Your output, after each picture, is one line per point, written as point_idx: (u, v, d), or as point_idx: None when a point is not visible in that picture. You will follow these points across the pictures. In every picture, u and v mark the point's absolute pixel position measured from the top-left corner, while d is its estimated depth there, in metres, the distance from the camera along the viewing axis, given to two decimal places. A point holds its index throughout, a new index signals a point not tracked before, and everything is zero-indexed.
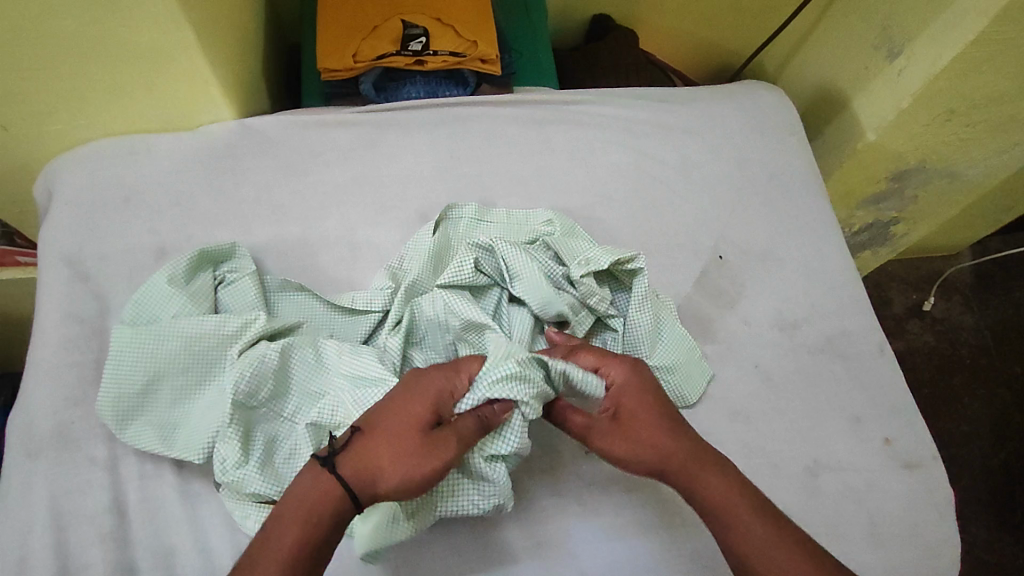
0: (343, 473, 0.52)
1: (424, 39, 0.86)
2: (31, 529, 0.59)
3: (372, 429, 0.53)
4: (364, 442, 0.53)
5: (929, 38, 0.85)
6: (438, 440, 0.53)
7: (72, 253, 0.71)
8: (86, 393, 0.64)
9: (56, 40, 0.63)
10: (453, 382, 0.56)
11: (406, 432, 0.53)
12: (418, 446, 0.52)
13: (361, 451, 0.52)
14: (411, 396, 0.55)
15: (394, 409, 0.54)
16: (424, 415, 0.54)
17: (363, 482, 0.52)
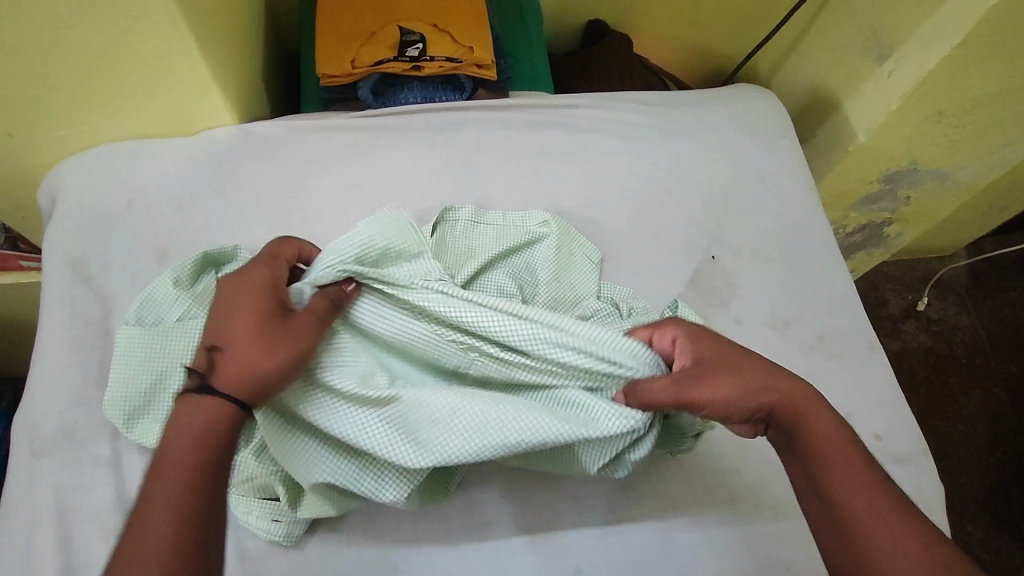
0: (221, 388, 0.49)
1: (421, 45, 0.88)
2: (37, 525, 0.60)
3: (225, 336, 0.51)
4: (221, 351, 0.50)
5: (917, 41, 0.87)
6: (294, 325, 0.53)
7: (77, 257, 0.72)
8: (91, 393, 0.66)
9: (62, 48, 0.65)
10: (270, 273, 0.56)
11: (259, 323, 0.51)
12: (279, 334, 0.51)
13: (223, 358, 0.50)
14: (240, 295, 0.53)
15: (237, 308, 0.52)
16: (270, 306, 0.53)
17: (238, 387, 0.50)
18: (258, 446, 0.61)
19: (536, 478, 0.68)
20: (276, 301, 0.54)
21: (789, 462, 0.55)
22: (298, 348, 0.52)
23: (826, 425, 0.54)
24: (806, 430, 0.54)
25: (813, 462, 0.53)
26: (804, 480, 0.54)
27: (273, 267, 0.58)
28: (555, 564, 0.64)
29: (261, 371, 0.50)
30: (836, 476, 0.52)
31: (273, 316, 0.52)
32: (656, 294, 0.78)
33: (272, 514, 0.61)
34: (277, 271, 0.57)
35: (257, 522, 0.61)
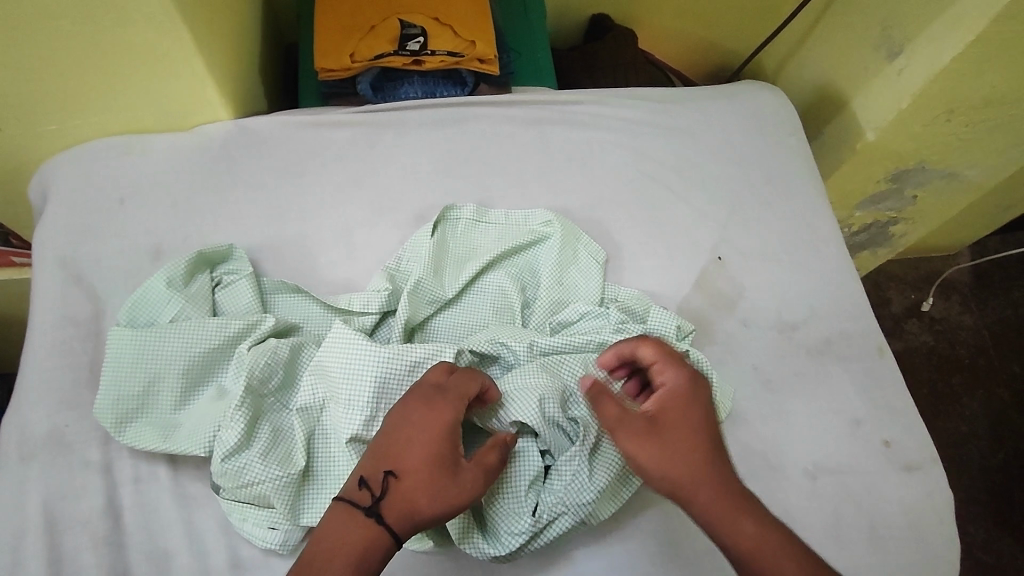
0: (387, 522, 0.52)
1: (422, 39, 0.86)
2: (25, 532, 0.59)
3: (402, 464, 0.54)
4: (395, 485, 0.53)
5: (928, 39, 0.85)
6: (463, 470, 0.54)
7: (67, 255, 0.71)
8: (80, 396, 0.65)
9: (52, 41, 0.63)
10: (461, 396, 0.56)
11: (436, 462, 0.53)
12: (446, 479, 0.53)
13: (395, 493, 0.53)
14: (418, 424, 0.55)
15: (417, 440, 0.54)
16: (445, 440, 0.54)
17: (405, 521, 0.52)
18: (260, 445, 0.60)
19: None
20: (454, 432, 0.55)
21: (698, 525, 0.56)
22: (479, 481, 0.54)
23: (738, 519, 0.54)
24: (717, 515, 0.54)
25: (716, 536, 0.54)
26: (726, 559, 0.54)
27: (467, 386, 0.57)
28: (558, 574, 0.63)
29: (423, 512, 0.52)
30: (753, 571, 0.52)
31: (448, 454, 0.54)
32: (661, 295, 0.76)
33: (270, 521, 0.60)
34: (466, 388, 0.57)
35: (254, 531, 0.60)
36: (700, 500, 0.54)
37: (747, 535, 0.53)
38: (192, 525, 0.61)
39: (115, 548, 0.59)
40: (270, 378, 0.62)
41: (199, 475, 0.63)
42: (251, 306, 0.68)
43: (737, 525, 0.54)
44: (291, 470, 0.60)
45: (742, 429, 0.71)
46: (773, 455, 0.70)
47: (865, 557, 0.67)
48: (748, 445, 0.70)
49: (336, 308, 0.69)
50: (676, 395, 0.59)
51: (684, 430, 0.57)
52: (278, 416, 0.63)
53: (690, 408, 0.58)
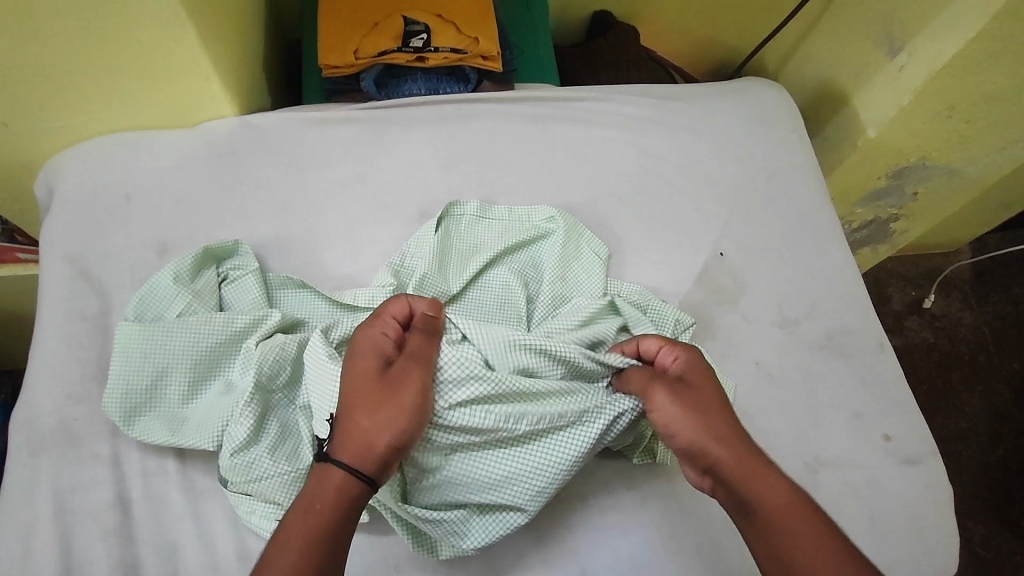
0: (347, 458, 0.53)
1: (425, 36, 0.86)
2: (35, 525, 0.59)
3: (347, 399, 0.55)
4: (344, 423, 0.55)
5: (929, 36, 0.85)
6: (400, 376, 0.56)
7: (74, 251, 0.71)
8: (88, 390, 0.65)
9: (60, 38, 0.63)
10: (387, 319, 0.60)
11: (372, 380, 0.56)
12: (387, 391, 0.55)
13: (349, 430, 0.54)
14: (354, 358, 0.57)
15: (351, 372, 0.57)
16: (376, 358, 0.57)
17: (362, 448, 0.53)
18: (268, 441, 0.61)
19: None
20: (388, 350, 0.58)
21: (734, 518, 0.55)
22: (419, 385, 0.56)
23: (774, 486, 0.53)
24: (750, 487, 0.54)
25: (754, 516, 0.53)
26: (748, 528, 0.53)
27: (390, 311, 0.61)
28: (562, 566, 0.64)
29: (376, 433, 0.54)
30: (774, 531, 0.52)
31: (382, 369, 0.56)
32: (663, 290, 0.77)
33: (278, 514, 0.60)
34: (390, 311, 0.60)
35: (261, 524, 0.60)
36: (726, 454, 0.55)
37: (772, 499, 0.53)
38: (200, 518, 0.62)
39: (124, 541, 0.60)
40: (278, 373, 0.63)
41: (207, 468, 0.63)
42: (258, 301, 0.68)
43: (770, 498, 0.53)
44: (299, 466, 0.60)
45: (744, 423, 0.71)
46: (775, 449, 0.71)
47: (866, 550, 0.68)
48: (750, 439, 0.71)
49: (342, 304, 0.69)
50: (697, 372, 0.61)
51: (708, 396, 0.59)
52: (285, 411, 0.64)
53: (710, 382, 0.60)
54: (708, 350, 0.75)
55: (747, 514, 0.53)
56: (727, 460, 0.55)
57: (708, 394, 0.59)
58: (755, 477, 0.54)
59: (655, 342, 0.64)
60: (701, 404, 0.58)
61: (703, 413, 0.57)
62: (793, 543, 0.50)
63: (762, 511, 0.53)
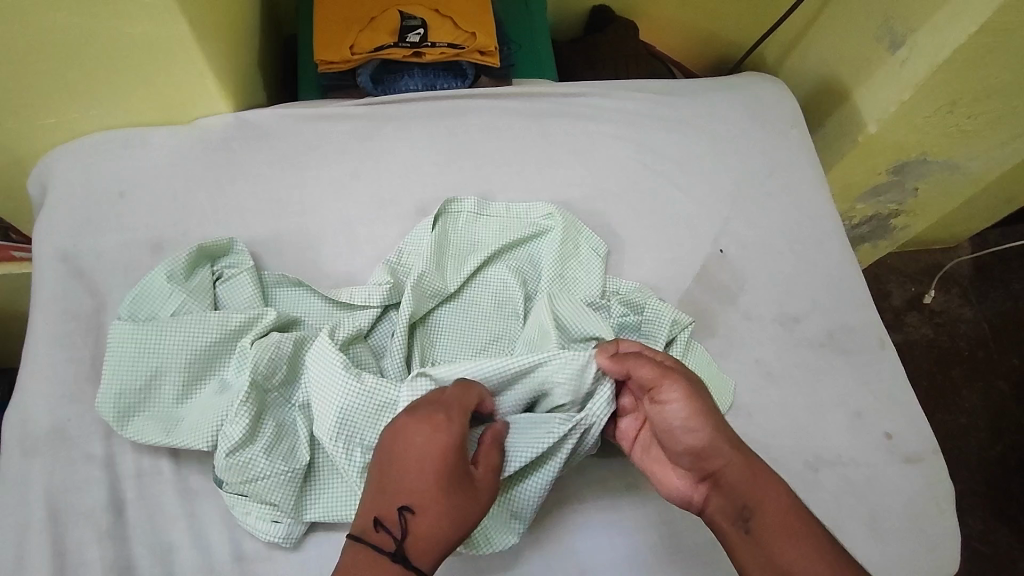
0: (422, 564, 0.50)
1: (422, 30, 0.85)
2: (28, 526, 0.59)
3: (416, 497, 0.51)
4: (412, 523, 0.50)
5: (931, 30, 0.84)
6: (481, 487, 0.53)
7: (67, 249, 0.70)
8: (82, 390, 0.64)
9: (52, 34, 0.62)
10: (461, 410, 0.54)
11: (454, 488, 0.51)
12: (467, 501, 0.52)
13: (420, 535, 0.50)
14: (427, 456, 0.51)
15: (428, 470, 0.51)
16: (460, 463, 0.52)
17: (437, 554, 0.51)
18: (264, 441, 0.60)
19: None
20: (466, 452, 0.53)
21: (729, 525, 0.55)
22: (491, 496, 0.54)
23: (772, 494, 0.55)
24: (752, 493, 0.55)
25: (754, 524, 0.54)
26: (745, 540, 0.54)
27: (461, 399, 0.55)
28: (559, 566, 0.63)
29: (449, 543, 0.51)
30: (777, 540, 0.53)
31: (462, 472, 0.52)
32: (662, 288, 0.76)
33: (274, 515, 0.60)
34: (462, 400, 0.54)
35: (257, 524, 0.60)
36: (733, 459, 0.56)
37: (771, 509, 0.54)
38: (195, 519, 0.61)
39: (118, 542, 0.59)
40: (273, 372, 0.62)
41: (202, 469, 0.63)
42: (253, 300, 0.67)
43: (770, 506, 0.54)
44: (296, 466, 0.60)
45: (744, 422, 0.71)
46: (774, 447, 0.70)
47: (866, 549, 0.67)
48: (750, 437, 0.70)
49: (338, 302, 0.69)
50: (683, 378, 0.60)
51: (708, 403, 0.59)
52: (281, 410, 0.63)
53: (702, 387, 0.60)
54: (708, 347, 0.74)
55: (748, 522, 0.54)
56: (733, 466, 0.56)
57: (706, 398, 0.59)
58: (758, 485, 0.55)
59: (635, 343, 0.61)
60: (707, 407, 0.58)
61: (711, 416, 0.57)
62: (794, 553, 0.52)
63: (762, 520, 0.54)
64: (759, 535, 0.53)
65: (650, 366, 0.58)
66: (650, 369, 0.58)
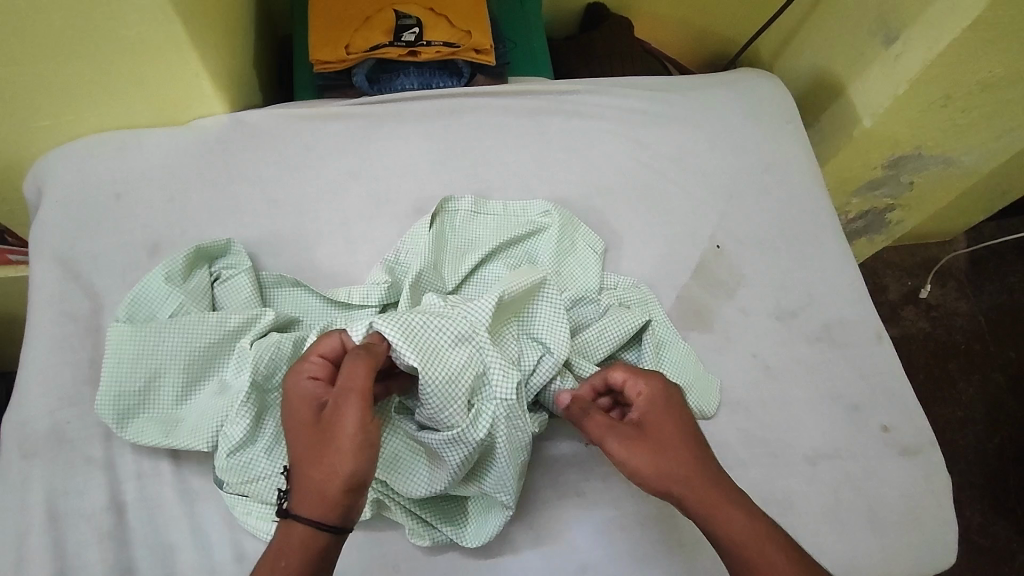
0: (303, 503, 0.49)
1: (417, 30, 0.85)
2: (29, 529, 0.59)
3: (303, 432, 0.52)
4: (294, 476, 0.51)
5: (925, 25, 0.84)
6: (333, 414, 0.50)
7: (64, 251, 0.70)
8: (81, 393, 0.64)
9: (47, 38, 0.62)
10: (315, 360, 0.55)
11: (310, 429, 0.51)
12: (324, 434, 0.50)
13: (302, 481, 0.50)
14: (289, 407, 0.53)
15: (293, 421, 0.52)
16: (311, 406, 0.52)
17: (314, 491, 0.49)
18: (265, 441, 0.60)
19: (539, 474, 0.67)
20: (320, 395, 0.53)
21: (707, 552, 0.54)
22: (356, 422, 0.50)
23: (733, 518, 0.51)
24: (711, 523, 0.52)
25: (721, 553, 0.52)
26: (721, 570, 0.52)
27: (317, 350, 0.55)
28: (560, 562, 0.64)
29: (328, 482, 0.49)
30: (746, 573, 0.50)
31: (315, 413, 0.52)
32: (659, 284, 0.77)
33: (275, 514, 0.60)
34: (316, 350, 0.55)
35: (258, 524, 0.60)
36: (690, 494, 0.53)
37: (739, 534, 0.51)
38: (196, 520, 0.61)
39: (119, 544, 0.60)
40: (274, 372, 0.62)
41: (201, 470, 0.63)
42: (251, 300, 0.67)
43: (733, 537, 0.51)
44: None
45: (742, 416, 0.71)
46: (773, 441, 0.71)
47: (864, 541, 0.68)
48: (749, 432, 0.70)
49: (337, 302, 0.69)
50: (655, 410, 0.56)
51: (671, 438, 0.54)
52: None
53: (671, 412, 0.56)
54: (706, 343, 0.74)
55: (715, 551, 0.52)
56: (688, 500, 0.53)
57: (668, 434, 0.55)
58: (716, 512, 0.52)
59: (622, 373, 0.58)
60: (658, 445, 0.54)
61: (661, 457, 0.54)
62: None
63: (727, 549, 0.51)
64: (729, 567, 0.51)
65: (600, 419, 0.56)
66: (592, 425, 0.56)
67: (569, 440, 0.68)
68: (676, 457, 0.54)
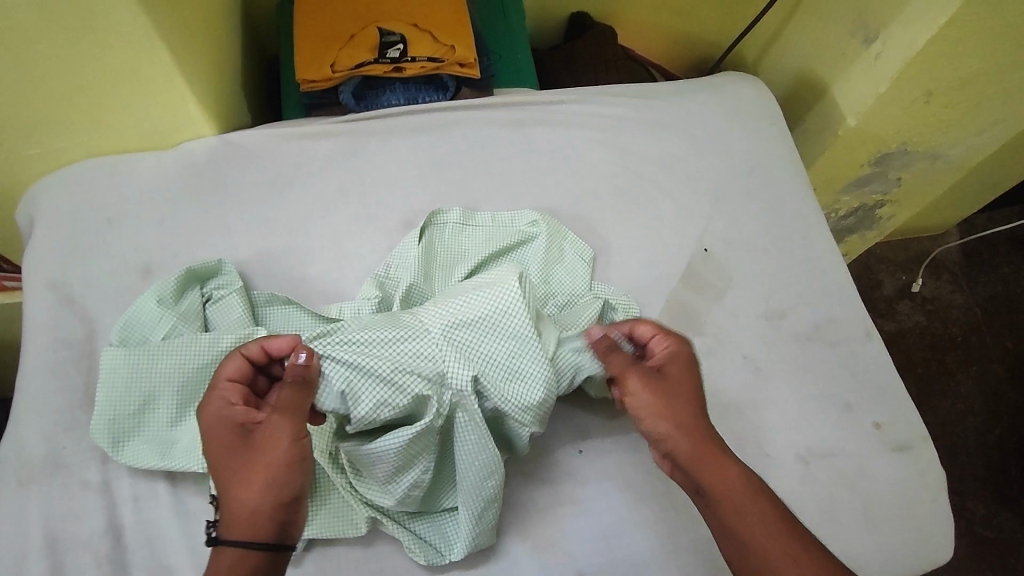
0: (239, 526, 0.50)
1: (401, 46, 0.86)
2: (27, 555, 0.59)
3: (222, 461, 0.53)
4: (222, 501, 0.52)
5: (904, 24, 0.85)
6: (264, 432, 0.53)
7: (57, 278, 0.71)
8: (76, 418, 0.65)
9: (35, 67, 0.63)
10: (223, 386, 0.57)
11: (236, 452, 0.53)
12: (253, 453, 0.52)
13: (230, 504, 0.51)
14: (209, 436, 0.54)
15: (214, 447, 0.54)
16: (233, 432, 0.54)
17: (254, 511, 0.50)
18: None
19: (533, 483, 0.67)
20: (242, 419, 0.55)
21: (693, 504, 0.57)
22: (288, 438, 0.52)
23: (728, 473, 0.56)
24: (705, 474, 0.56)
25: (711, 504, 0.55)
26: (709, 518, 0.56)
27: (224, 375, 0.57)
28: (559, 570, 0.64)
29: (260, 502, 0.51)
30: (738, 518, 0.54)
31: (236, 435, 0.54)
32: (649, 289, 0.77)
33: None
34: (224, 375, 0.57)
35: None
36: (685, 447, 0.57)
37: (726, 483, 0.55)
38: (193, 540, 0.61)
39: (117, 567, 0.60)
40: None
41: (198, 490, 0.63)
42: (243, 320, 0.68)
43: (729, 491, 0.55)
44: None
45: (735, 418, 0.72)
46: (766, 442, 0.71)
47: (861, 537, 0.68)
48: (742, 433, 0.71)
49: (328, 319, 0.69)
50: (678, 363, 0.62)
51: (682, 389, 0.60)
52: None
53: (688, 368, 0.61)
54: (696, 346, 0.75)
55: (705, 499, 0.56)
56: (681, 447, 0.57)
57: (678, 386, 0.60)
58: (715, 461, 0.56)
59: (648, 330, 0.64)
60: (667, 397, 0.59)
61: (670, 405, 0.59)
62: (752, 530, 0.53)
63: (719, 498, 0.55)
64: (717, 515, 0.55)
65: (623, 358, 0.62)
66: (618, 363, 0.61)
67: (563, 448, 0.69)
68: (683, 405, 0.59)
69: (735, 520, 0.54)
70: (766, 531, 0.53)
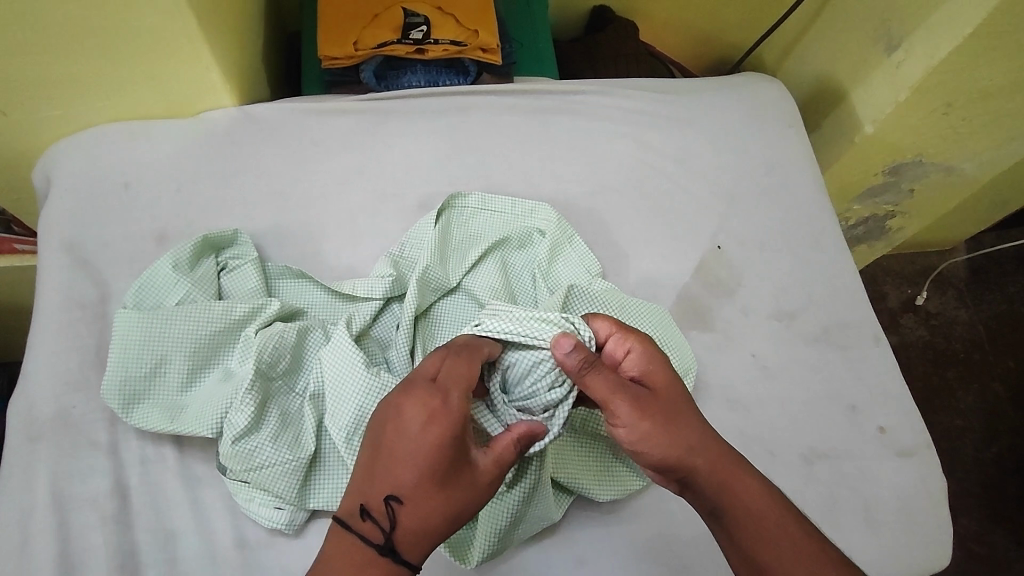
0: (405, 549, 0.50)
1: (425, 28, 0.86)
2: (33, 511, 0.60)
3: (407, 487, 0.49)
4: (401, 511, 0.49)
5: (928, 32, 0.85)
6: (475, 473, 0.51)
7: (72, 239, 0.71)
8: (87, 378, 0.65)
9: (57, 28, 0.63)
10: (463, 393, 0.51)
11: (446, 475, 0.50)
12: (458, 486, 0.50)
13: (404, 525, 0.49)
14: (417, 444, 0.49)
15: (415, 456, 0.49)
16: (452, 453, 0.50)
17: (422, 542, 0.50)
18: (269, 428, 0.61)
19: None
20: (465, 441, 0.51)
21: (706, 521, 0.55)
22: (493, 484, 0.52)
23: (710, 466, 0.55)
24: (728, 490, 0.54)
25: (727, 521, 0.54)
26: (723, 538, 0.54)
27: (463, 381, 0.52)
28: (559, 557, 0.64)
29: (436, 533, 0.50)
30: (756, 537, 0.53)
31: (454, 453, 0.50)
32: (660, 283, 0.77)
33: (277, 502, 0.61)
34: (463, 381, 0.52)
35: (259, 510, 0.60)
36: (702, 458, 0.55)
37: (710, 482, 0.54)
38: (198, 506, 0.62)
39: (122, 527, 0.60)
40: (278, 360, 0.63)
41: (205, 456, 0.63)
42: (257, 290, 0.68)
43: (751, 494, 0.54)
44: (301, 455, 0.61)
45: (740, 415, 0.72)
46: (772, 440, 0.71)
47: (862, 540, 0.68)
48: (747, 430, 0.71)
49: (341, 293, 0.70)
50: (658, 370, 0.57)
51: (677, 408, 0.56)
52: (285, 399, 0.64)
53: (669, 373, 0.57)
54: (707, 343, 0.75)
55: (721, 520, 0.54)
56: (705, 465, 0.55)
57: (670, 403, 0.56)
58: (722, 482, 0.54)
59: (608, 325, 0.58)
60: (673, 415, 0.55)
61: (679, 426, 0.55)
62: (768, 549, 0.52)
63: (736, 516, 0.53)
64: (741, 527, 0.53)
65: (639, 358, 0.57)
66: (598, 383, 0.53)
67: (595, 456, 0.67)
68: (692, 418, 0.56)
69: (748, 523, 0.53)
70: (782, 543, 0.52)
